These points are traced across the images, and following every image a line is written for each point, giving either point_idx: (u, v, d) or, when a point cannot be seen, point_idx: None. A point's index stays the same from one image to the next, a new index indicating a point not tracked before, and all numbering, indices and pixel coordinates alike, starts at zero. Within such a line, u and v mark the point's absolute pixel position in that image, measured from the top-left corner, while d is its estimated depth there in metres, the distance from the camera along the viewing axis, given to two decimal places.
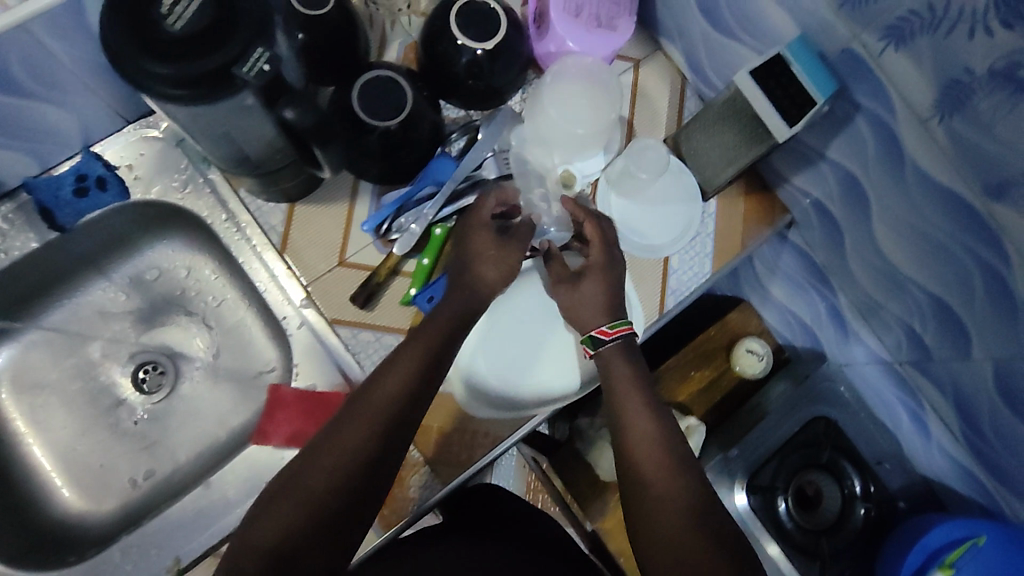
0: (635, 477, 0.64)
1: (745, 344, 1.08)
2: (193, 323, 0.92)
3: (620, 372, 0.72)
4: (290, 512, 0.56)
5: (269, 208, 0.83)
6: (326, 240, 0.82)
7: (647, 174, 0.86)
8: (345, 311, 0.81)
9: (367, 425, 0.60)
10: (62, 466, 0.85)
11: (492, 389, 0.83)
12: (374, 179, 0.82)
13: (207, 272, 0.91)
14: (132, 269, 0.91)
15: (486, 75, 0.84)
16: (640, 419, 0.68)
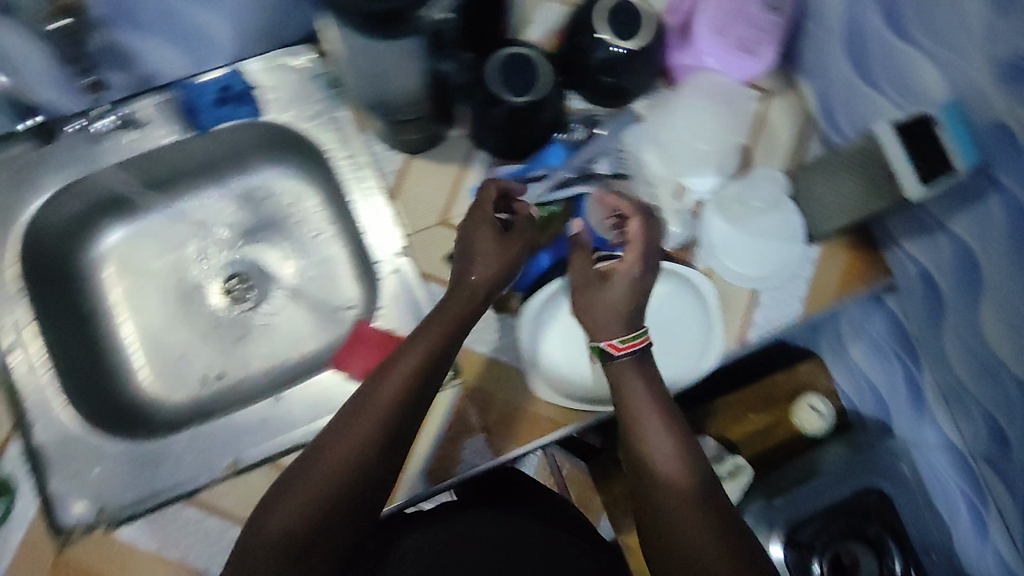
0: (655, 504, 0.63)
1: (808, 400, 1.09)
2: (289, 247, 0.97)
3: (638, 397, 0.68)
4: (282, 513, 0.61)
5: (388, 154, 0.86)
6: (433, 197, 0.85)
7: (761, 204, 0.86)
8: (439, 268, 0.83)
9: (365, 431, 0.63)
10: (146, 348, 0.91)
11: (562, 375, 0.81)
12: (492, 150, 0.85)
13: (314, 201, 0.96)
14: (247, 185, 0.96)
15: (621, 73, 0.84)
16: (661, 443, 0.65)
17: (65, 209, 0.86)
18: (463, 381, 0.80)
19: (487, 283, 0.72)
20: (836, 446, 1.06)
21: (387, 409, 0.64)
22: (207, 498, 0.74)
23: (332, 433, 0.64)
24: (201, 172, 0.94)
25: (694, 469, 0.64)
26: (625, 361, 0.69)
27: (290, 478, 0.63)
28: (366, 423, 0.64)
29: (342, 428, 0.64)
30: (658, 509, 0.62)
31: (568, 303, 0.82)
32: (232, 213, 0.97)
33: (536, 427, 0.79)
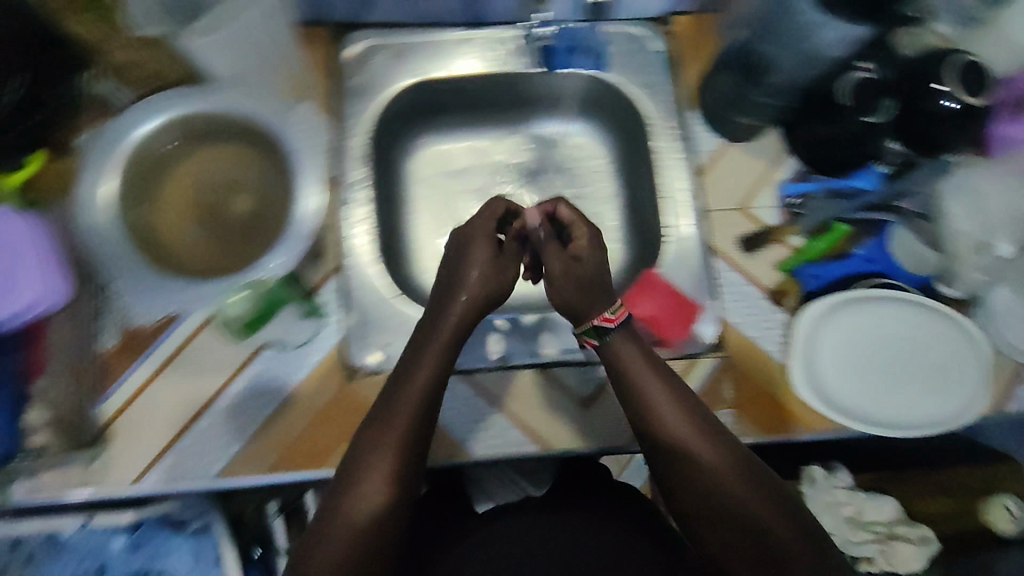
0: (684, 471, 0.66)
1: (1003, 498, 1.01)
2: (564, 195, 1.02)
3: (626, 354, 0.71)
4: (371, 480, 0.65)
5: (706, 136, 0.91)
6: (740, 184, 0.90)
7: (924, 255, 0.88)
8: (728, 246, 0.88)
9: (403, 403, 0.68)
10: (424, 242, 0.98)
11: (826, 378, 0.83)
12: (803, 157, 0.89)
13: (601, 160, 1.03)
14: (548, 130, 1.04)
15: (951, 133, 0.81)
16: (672, 412, 0.68)
17: (405, 101, 0.94)
18: (728, 357, 0.84)
19: (485, 283, 0.74)
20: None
21: (445, 337, 0.71)
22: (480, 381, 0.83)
23: (355, 456, 0.67)
24: (513, 106, 1.01)
25: (709, 429, 0.68)
26: (619, 337, 0.71)
27: (350, 467, 0.66)
28: (416, 376, 0.69)
29: (399, 388, 0.68)
30: (686, 472, 0.66)
31: (846, 312, 0.85)
32: (522, 151, 1.04)
33: (782, 419, 0.83)
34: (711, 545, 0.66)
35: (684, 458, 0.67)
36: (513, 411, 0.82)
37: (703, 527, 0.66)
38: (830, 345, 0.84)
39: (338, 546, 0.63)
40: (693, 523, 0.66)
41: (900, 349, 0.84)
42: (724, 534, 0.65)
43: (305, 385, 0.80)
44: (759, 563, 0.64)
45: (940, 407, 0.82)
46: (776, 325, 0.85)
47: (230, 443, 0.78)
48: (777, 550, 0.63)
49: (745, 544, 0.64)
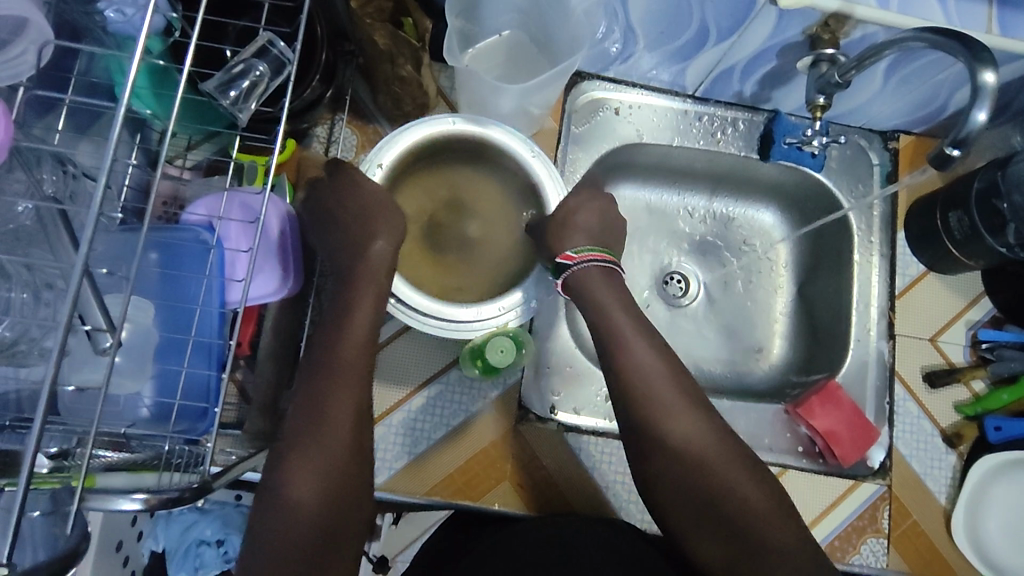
0: (671, 449, 0.66)
1: None
2: (735, 273, 1.00)
3: (614, 311, 0.73)
4: (341, 409, 0.62)
5: (911, 260, 0.91)
6: (934, 315, 0.89)
7: None
8: (912, 375, 0.87)
9: (366, 331, 0.67)
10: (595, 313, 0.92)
11: (983, 530, 0.82)
12: (1001, 303, 0.89)
13: (779, 250, 1.01)
14: (734, 209, 1.02)
15: None
16: (683, 418, 0.67)
17: (614, 156, 0.94)
18: (891, 485, 0.83)
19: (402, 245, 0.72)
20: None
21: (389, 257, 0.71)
22: None
23: (307, 427, 0.61)
24: (708, 181, 1.00)
25: (701, 417, 0.68)
26: (588, 265, 0.74)
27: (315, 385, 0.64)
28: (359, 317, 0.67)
29: (360, 297, 0.68)
30: (679, 452, 0.66)
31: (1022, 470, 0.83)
32: (703, 223, 1.02)
33: (932, 562, 0.82)
34: (684, 520, 0.65)
35: (665, 426, 0.67)
36: None
37: (684, 509, 0.65)
38: (998, 499, 0.82)
39: (305, 516, 0.58)
40: (678, 508, 0.66)
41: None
42: (721, 527, 0.63)
43: (477, 417, 0.82)
44: (733, 541, 0.63)
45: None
46: (944, 467, 0.84)
47: (398, 455, 0.80)
48: (742, 517, 0.63)
49: (714, 515, 0.64)
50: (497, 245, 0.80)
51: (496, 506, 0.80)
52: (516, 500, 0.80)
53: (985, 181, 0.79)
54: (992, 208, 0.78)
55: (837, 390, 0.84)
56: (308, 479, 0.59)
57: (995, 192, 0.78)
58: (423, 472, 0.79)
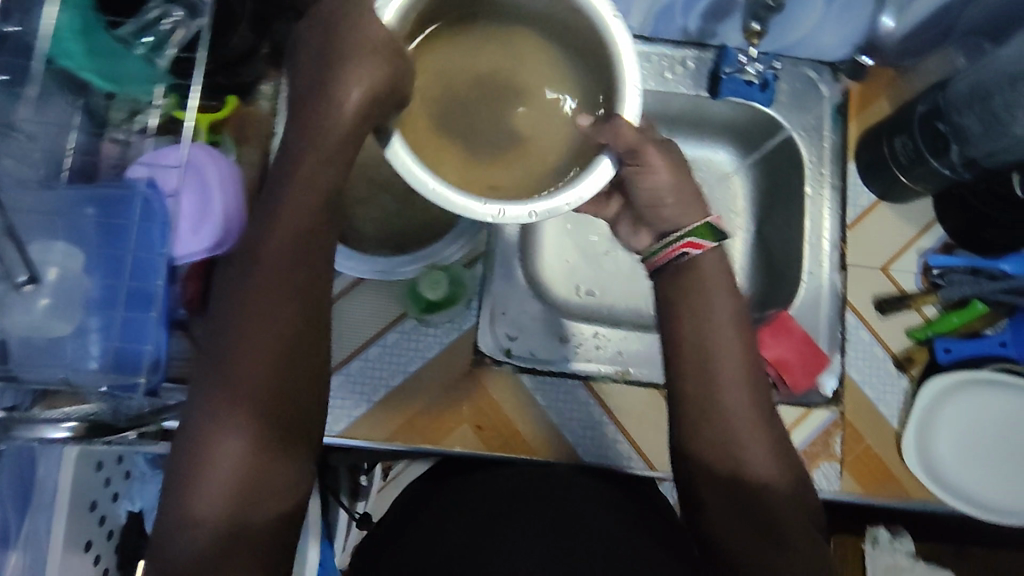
0: (720, 437, 0.65)
1: None
2: None
3: (723, 336, 0.67)
4: (258, 340, 0.58)
5: (862, 190, 0.91)
6: (886, 244, 0.90)
7: None
8: (864, 303, 0.88)
9: (284, 324, 0.59)
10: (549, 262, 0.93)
11: (931, 448, 0.84)
12: (950, 229, 0.90)
13: (734, 188, 1.01)
14: (690, 150, 1.01)
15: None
16: (737, 401, 0.66)
17: None
18: (845, 412, 0.85)
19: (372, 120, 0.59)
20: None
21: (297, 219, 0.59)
22: (599, 392, 0.84)
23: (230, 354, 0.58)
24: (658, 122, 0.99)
25: (756, 413, 0.66)
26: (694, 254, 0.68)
27: (214, 366, 0.58)
28: (291, 249, 0.59)
29: (272, 224, 0.59)
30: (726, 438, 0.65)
31: (965, 392, 0.84)
32: None
33: (886, 483, 0.84)
34: (706, 507, 0.66)
35: (716, 415, 0.66)
36: (626, 425, 0.84)
37: (717, 495, 0.65)
38: (954, 414, 0.84)
39: (230, 455, 0.56)
40: (708, 495, 0.66)
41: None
42: (744, 519, 0.64)
43: (433, 364, 0.83)
44: (756, 532, 0.64)
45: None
46: (897, 391, 0.86)
47: (357, 404, 0.81)
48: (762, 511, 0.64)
49: (747, 515, 0.64)
50: (547, 137, 0.66)
51: (457, 448, 0.81)
52: (475, 442, 0.82)
53: (928, 104, 0.79)
54: (934, 130, 0.77)
55: (788, 320, 0.84)
56: (218, 464, 0.56)
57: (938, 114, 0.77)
58: (384, 419, 0.81)
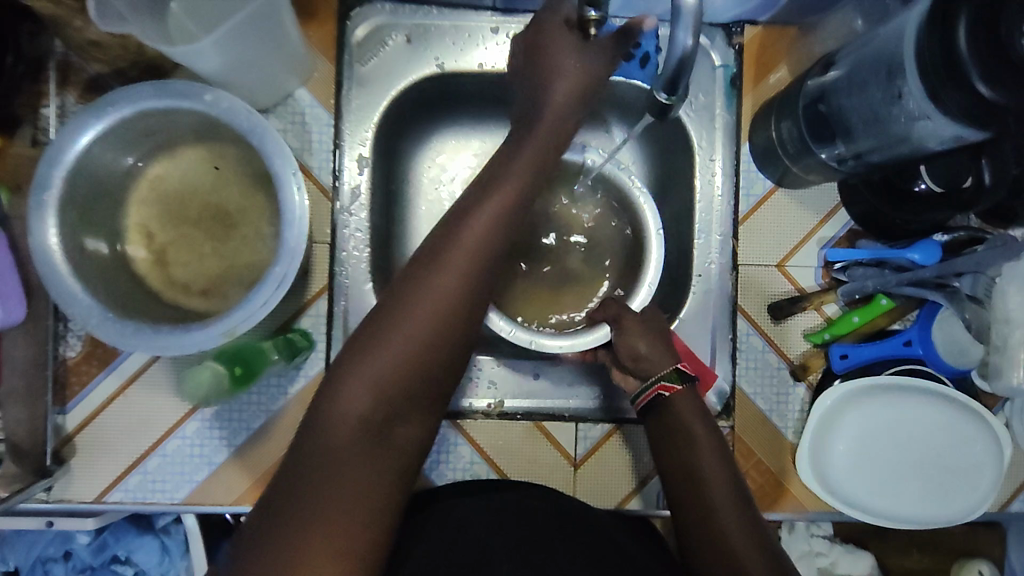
0: (708, 533, 0.60)
1: (979, 563, 1.03)
2: None
3: (700, 441, 0.64)
4: (436, 285, 0.54)
5: (757, 176, 0.81)
6: (780, 238, 0.80)
7: (951, 345, 0.78)
8: (757, 306, 0.80)
9: (448, 290, 0.55)
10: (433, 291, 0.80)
11: (827, 450, 0.78)
12: (856, 214, 0.80)
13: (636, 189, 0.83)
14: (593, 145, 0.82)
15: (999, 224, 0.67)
16: (718, 478, 0.63)
17: (415, 93, 0.81)
18: (735, 426, 0.79)
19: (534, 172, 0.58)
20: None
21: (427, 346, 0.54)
22: (468, 430, 0.78)
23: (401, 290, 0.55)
24: None
25: (740, 511, 0.60)
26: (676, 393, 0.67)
27: (389, 311, 0.55)
28: (436, 304, 0.54)
29: (417, 296, 0.54)
30: (715, 543, 0.59)
31: (863, 391, 0.77)
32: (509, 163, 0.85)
33: (777, 497, 0.79)
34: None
35: (693, 462, 0.64)
36: (500, 462, 0.78)
37: (696, 552, 0.60)
38: (847, 428, 0.78)
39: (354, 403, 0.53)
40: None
41: (927, 445, 0.78)
42: None
43: (282, 415, 0.75)
44: None
45: (958, 510, 0.77)
46: (791, 400, 0.79)
47: (199, 467, 0.74)
48: None
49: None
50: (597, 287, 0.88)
51: None
52: None
53: (814, 84, 0.67)
54: (819, 115, 0.66)
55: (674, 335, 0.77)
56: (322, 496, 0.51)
57: (822, 95, 0.65)
58: (227, 482, 0.75)
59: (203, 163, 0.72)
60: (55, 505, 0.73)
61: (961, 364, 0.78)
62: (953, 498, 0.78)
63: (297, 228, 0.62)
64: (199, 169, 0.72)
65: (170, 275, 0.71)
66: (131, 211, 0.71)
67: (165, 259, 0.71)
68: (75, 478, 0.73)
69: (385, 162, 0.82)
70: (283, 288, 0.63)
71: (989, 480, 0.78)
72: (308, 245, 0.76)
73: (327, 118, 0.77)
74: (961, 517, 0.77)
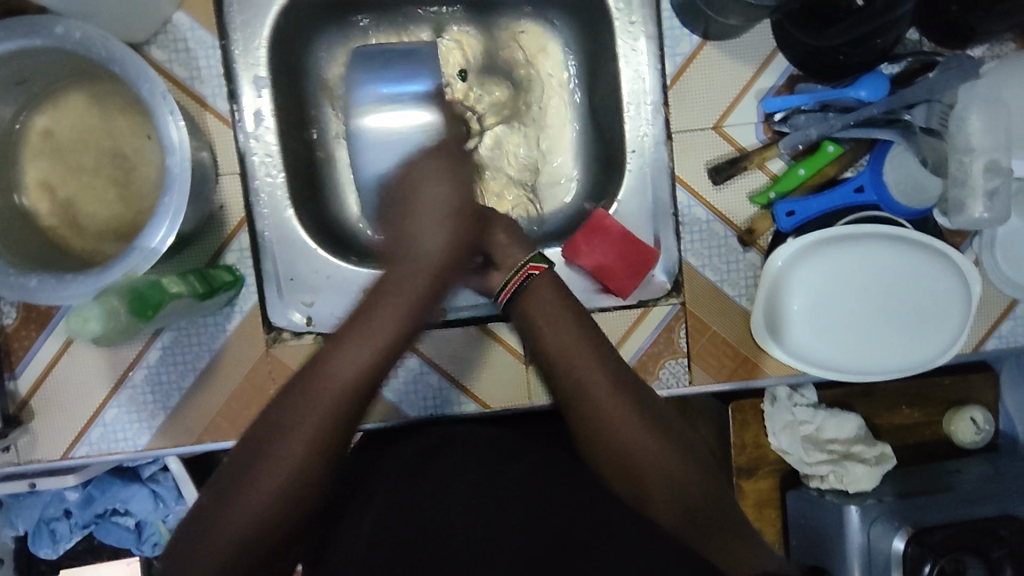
0: (608, 426, 0.63)
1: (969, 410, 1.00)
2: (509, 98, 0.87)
3: (574, 342, 0.65)
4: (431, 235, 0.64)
5: (682, 33, 0.74)
6: (714, 95, 0.74)
7: (909, 183, 0.73)
8: (696, 174, 0.75)
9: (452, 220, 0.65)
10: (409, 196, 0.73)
11: (785, 316, 0.74)
12: (795, 59, 0.73)
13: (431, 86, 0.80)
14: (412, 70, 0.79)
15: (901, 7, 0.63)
16: (584, 353, 0.65)
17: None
18: (685, 302, 0.76)
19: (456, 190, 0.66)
20: (977, 463, 1.00)
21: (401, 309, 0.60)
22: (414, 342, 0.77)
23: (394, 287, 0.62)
24: None
25: (636, 400, 0.64)
26: (529, 278, 0.68)
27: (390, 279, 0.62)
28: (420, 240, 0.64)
29: None
30: (615, 432, 0.63)
31: (810, 251, 0.74)
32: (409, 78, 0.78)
33: (738, 368, 0.76)
34: (614, 482, 0.65)
35: (560, 350, 0.65)
36: (451, 371, 0.77)
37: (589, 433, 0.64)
38: (799, 288, 0.74)
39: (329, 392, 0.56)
40: (609, 473, 0.64)
41: (852, 297, 0.74)
42: (634, 484, 0.63)
43: (224, 353, 0.75)
44: (644, 494, 0.63)
45: (879, 360, 0.75)
46: (743, 266, 0.75)
47: (154, 414, 0.75)
48: (651, 471, 0.62)
49: (631, 490, 0.63)
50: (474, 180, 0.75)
51: None
52: None
53: None
54: None
55: (605, 219, 0.75)
56: (242, 506, 0.53)
57: None
58: (184, 424, 0.75)
59: (88, 106, 0.69)
60: (26, 466, 0.75)
61: (919, 200, 0.74)
62: (877, 348, 0.75)
63: (179, 155, 0.60)
64: (88, 112, 0.69)
65: (83, 227, 0.70)
66: (26, 166, 0.68)
67: (72, 211, 0.69)
68: (39, 438, 0.75)
69: (288, 81, 0.78)
70: (179, 215, 0.60)
71: (965, 320, 0.74)
72: (216, 177, 0.73)
73: (212, 40, 0.72)
74: (932, 360, 0.75)
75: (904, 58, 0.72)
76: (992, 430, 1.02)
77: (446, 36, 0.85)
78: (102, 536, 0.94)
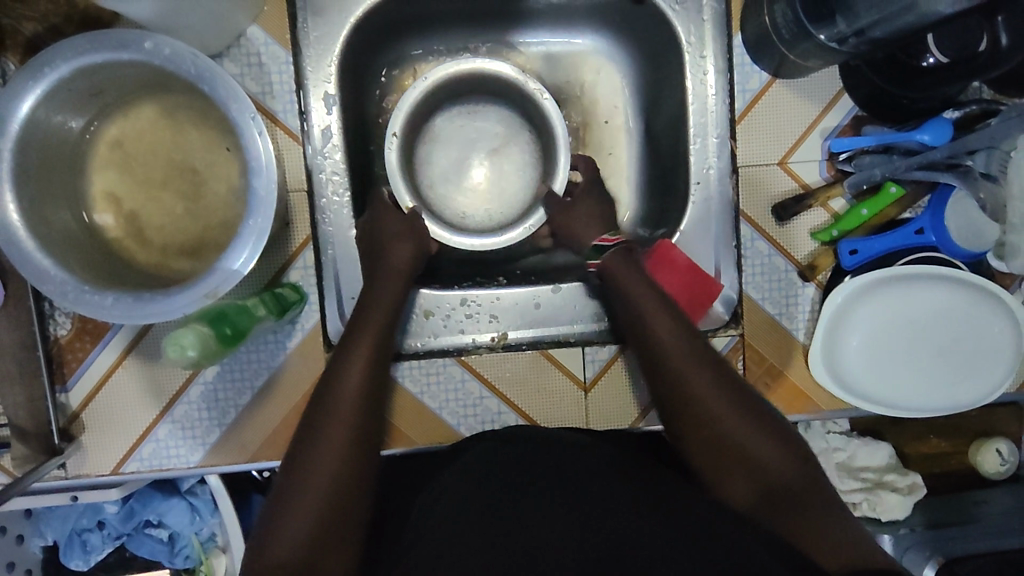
0: (684, 392, 0.67)
1: (995, 442, 1.02)
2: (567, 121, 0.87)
3: (654, 320, 0.71)
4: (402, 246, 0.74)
5: (752, 69, 0.75)
6: (781, 132, 0.76)
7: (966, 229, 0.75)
8: (760, 209, 0.76)
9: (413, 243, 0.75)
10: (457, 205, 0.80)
11: (839, 351, 0.76)
12: (861, 100, 0.75)
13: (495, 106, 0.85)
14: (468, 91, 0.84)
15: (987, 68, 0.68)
16: (661, 326, 0.70)
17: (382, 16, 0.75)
18: (744, 334, 0.77)
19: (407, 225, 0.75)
20: (1001, 494, 1.02)
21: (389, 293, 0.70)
22: (474, 365, 0.76)
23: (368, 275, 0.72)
24: (502, 15, 0.82)
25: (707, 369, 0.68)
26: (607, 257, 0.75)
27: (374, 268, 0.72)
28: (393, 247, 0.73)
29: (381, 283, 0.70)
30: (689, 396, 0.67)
31: (869, 291, 0.75)
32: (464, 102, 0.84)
33: (793, 402, 0.78)
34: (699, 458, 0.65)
35: (641, 327, 0.71)
36: (508, 395, 0.77)
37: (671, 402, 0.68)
38: (855, 326, 0.76)
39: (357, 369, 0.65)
40: (697, 452, 0.65)
41: (910, 330, 0.76)
42: (715, 457, 0.64)
43: (283, 371, 0.74)
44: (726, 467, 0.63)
45: (931, 399, 0.77)
46: (801, 301, 0.77)
47: (209, 430, 0.74)
48: (728, 439, 0.64)
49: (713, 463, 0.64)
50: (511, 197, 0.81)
51: None
52: None
53: None
54: None
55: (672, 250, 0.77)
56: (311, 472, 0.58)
57: None
58: (240, 441, 0.74)
59: (159, 119, 0.68)
60: (74, 481, 0.74)
61: (977, 244, 0.75)
62: (929, 384, 0.77)
63: (265, 177, 0.59)
64: (158, 125, 0.68)
65: (149, 241, 0.68)
66: (93, 178, 0.67)
67: (137, 225, 0.68)
68: (89, 453, 0.74)
69: (354, 98, 0.78)
70: (262, 239, 0.59)
71: (1014, 359, 0.76)
72: (283, 195, 0.72)
73: (285, 55, 0.71)
74: (982, 397, 0.76)
75: (970, 106, 0.72)
76: (1016, 462, 1.04)
77: (508, 57, 0.85)
78: (134, 548, 0.92)
